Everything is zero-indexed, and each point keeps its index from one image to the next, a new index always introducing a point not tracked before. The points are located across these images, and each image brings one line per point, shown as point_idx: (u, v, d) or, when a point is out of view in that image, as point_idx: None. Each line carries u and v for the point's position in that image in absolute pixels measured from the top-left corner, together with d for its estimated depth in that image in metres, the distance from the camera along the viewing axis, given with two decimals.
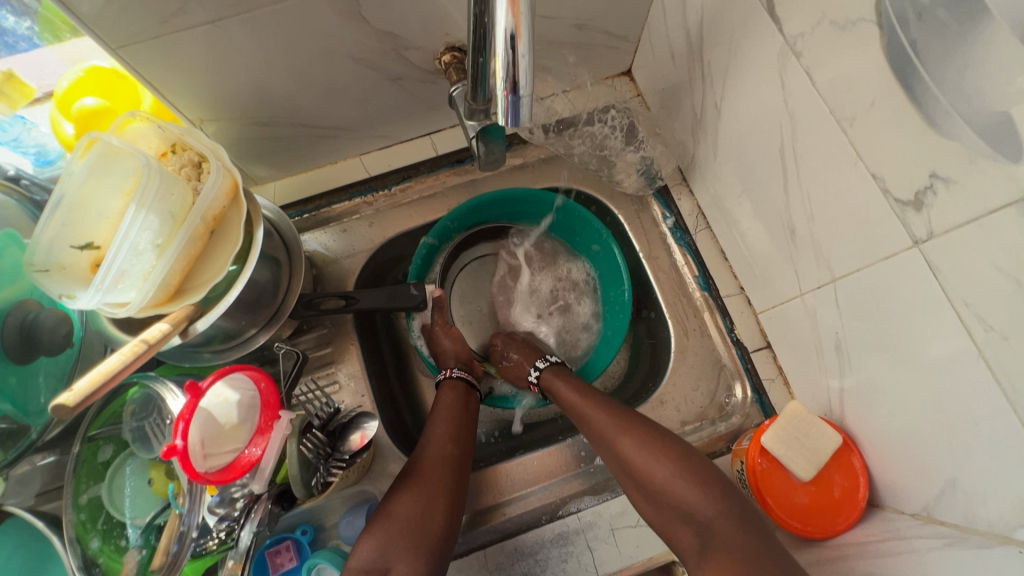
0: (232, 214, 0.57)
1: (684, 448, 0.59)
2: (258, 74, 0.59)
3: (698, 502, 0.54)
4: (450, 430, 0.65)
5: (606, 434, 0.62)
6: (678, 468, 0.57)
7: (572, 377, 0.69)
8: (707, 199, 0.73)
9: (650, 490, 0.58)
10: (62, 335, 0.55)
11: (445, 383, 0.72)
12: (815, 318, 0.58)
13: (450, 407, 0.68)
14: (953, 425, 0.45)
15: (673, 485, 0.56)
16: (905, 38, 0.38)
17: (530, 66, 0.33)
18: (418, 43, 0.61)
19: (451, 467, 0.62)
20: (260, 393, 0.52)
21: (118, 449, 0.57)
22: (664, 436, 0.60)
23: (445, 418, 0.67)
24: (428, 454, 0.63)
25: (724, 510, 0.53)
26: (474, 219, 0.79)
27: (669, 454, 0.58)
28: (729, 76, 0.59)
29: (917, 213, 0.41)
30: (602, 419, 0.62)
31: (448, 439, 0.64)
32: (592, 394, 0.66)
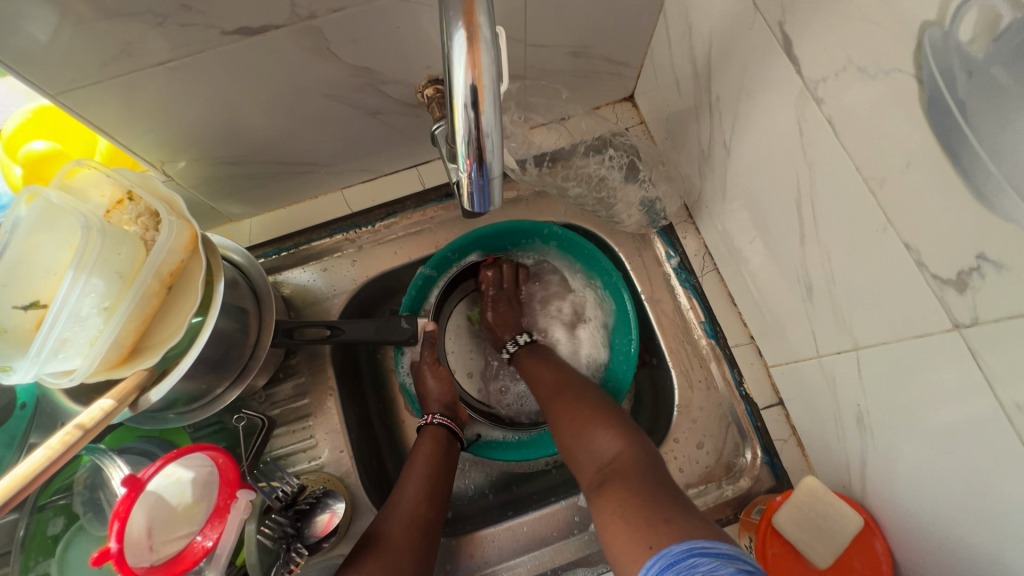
0: (192, 266, 0.52)
1: (623, 415, 0.57)
2: (222, 112, 0.54)
3: (605, 457, 0.52)
4: (424, 487, 0.58)
5: (551, 399, 0.62)
6: (607, 425, 0.55)
7: (546, 355, 0.70)
8: (715, 239, 0.68)
9: (574, 430, 0.56)
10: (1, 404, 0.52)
11: (427, 430, 0.64)
12: (833, 384, 0.53)
13: (427, 459, 0.61)
14: (995, 531, 0.39)
15: (597, 437, 0.54)
16: (950, 97, 0.32)
17: (500, 140, 0.28)
18: (397, 77, 0.56)
19: (423, 532, 0.55)
20: (218, 469, 0.48)
21: (69, 521, 0.53)
22: (612, 406, 0.59)
23: (420, 470, 0.60)
24: (398, 516, 0.56)
25: (633, 453, 0.51)
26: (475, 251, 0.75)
27: (606, 417, 0.56)
28: (739, 114, 0.54)
29: (959, 294, 0.35)
30: (548, 390, 0.63)
31: (422, 499, 0.57)
32: (563, 368, 0.67)
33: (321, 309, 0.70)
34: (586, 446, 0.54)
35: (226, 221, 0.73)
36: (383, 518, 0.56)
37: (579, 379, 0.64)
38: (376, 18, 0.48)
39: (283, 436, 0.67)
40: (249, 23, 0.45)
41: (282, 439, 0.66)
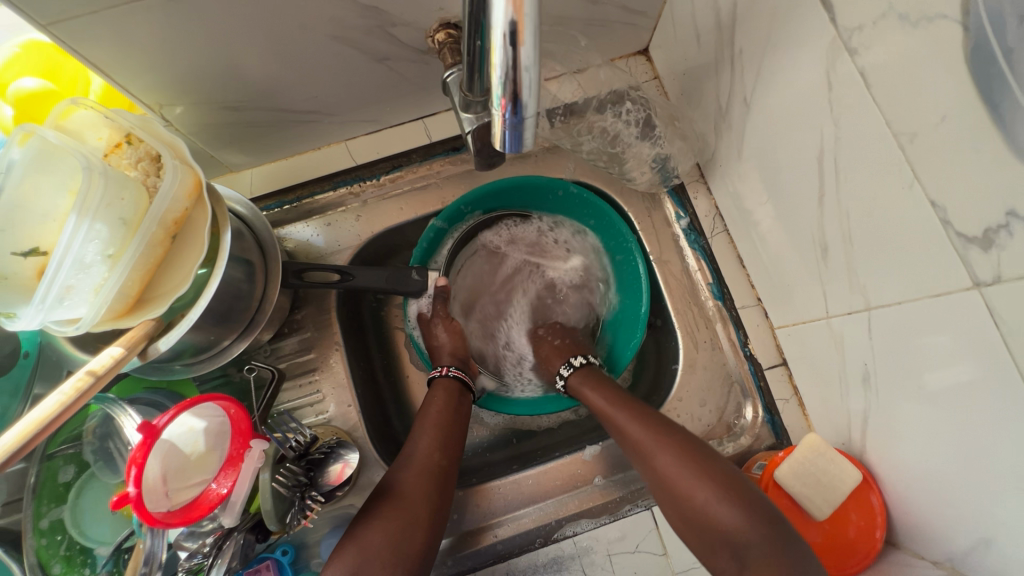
0: (196, 215, 0.51)
1: (722, 465, 0.53)
2: (224, 51, 0.51)
3: (733, 525, 0.49)
4: (437, 438, 0.60)
5: (640, 443, 0.56)
6: (717, 492, 0.50)
7: (603, 381, 0.65)
8: (727, 201, 0.67)
9: (689, 517, 0.52)
10: (4, 354, 0.51)
11: (438, 384, 0.66)
12: (841, 344, 0.53)
13: (439, 412, 0.63)
14: (992, 484, 0.40)
15: (712, 507, 0.50)
16: (997, 45, 0.31)
17: (538, 78, 0.27)
18: (407, 19, 0.53)
19: (436, 478, 0.57)
20: (230, 419, 0.48)
21: (80, 469, 0.53)
22: (702, 451, 0.54)
23: (433, 422, 0.61)
24: (413, 464, 0.57)
25: (759, 529, 0.48)
26: (488, 206, 0.74)
27: (711, 471, 0.52)
28: (763, 67, 0.52)
29: (983, 253, 0.35)
30: (629, 423, 0.57)
31: (435, 448, 0.59)
32: (620, 399, 0.61)
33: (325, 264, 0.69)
34: (703, 522, 0.51)
35: (225, 172, 0.71)
36: (398, 467, 0.57)
37: (647, 409, 0.59)
38: None
39: (289, 391, 0.67)
40: None
41: (289, 394, 0.66)
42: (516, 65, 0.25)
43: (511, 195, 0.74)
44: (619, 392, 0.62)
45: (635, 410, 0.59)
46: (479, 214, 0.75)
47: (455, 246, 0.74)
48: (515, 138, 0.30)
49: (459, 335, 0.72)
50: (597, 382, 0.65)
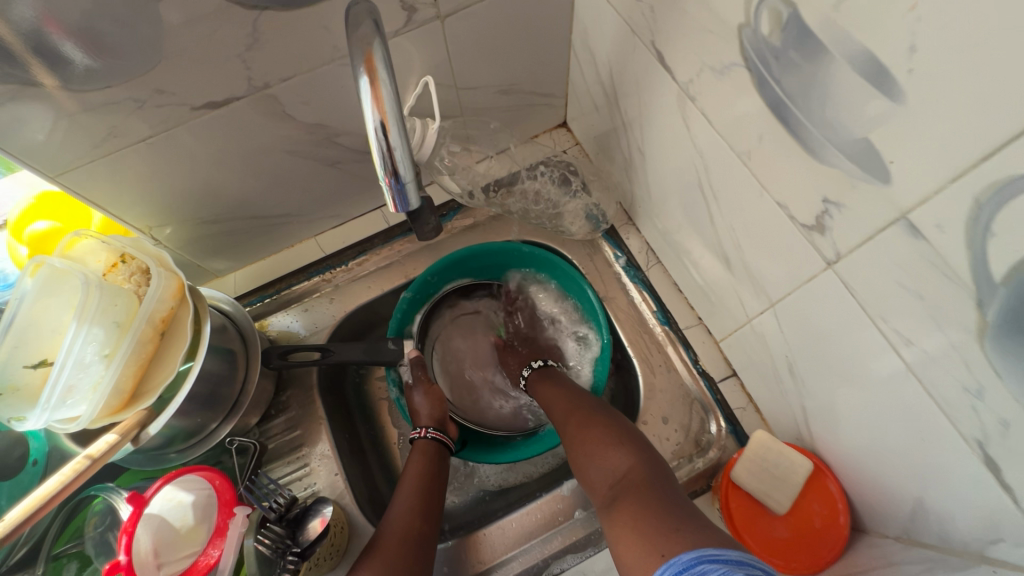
0: (181, 311, 0.59)
1: (620, 427, 0.60)
2: (200, 181, 0.61)
3: (624, 472, 0.54)
4: (414, 503, 0.62)
5: (562, 414, 0.66)
6: (612, 438, 0.58)
7: (546, 373, 0.74)
8: (655, 236, 0.74)
9: (582, 471, 0.59)
10: (15, 458, 0.56)
11: (414, 453, 0.68)
12: (766, 342, 0.58)
13: (417, 474, 0.65)
14: (913, 446, 0.43)
15: (605, 455, 0.57)
16: (770, 78, 0.39)
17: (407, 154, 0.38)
18: (349, 129, 0.64)
19: (418, 543, 0.57)
20: (216, 491, 0.52)
21: (82, 565, 0.56)
22: (614, 416, 0.62)
23: (411, 487, 0.64)
24: (391, 531, 0.58)
25: (644, 464, 0.54)
26: (455, 271, 0.81)
27: (609, 430, 0.60)
28: (644, 121, 0.62)
29: (822, 236, 0.42)
30: (555, 402, 0.68)
31: (415, 514, 0.60)
32: (561, 381, 0.71)
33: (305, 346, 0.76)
34: (595, 470, 0.57)
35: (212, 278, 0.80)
36: (378, 533, 0.59)
37: (583, 393, 0.68)
38: (322, 83, 0.56)
39: (278, 469, 0.71)
40: (213, 98, 0.52)
41: (278, 472, 0.70)
42: (388, 152, 0.37)
43: (481, 258, 0.81)
44: (561, 380, 0.72)
45: (565, 392, 0.69)
46: (447, 279, 0.82)
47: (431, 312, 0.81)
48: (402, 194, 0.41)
49: (438, 400, 0.73)
50: (544, 376, 0.73)
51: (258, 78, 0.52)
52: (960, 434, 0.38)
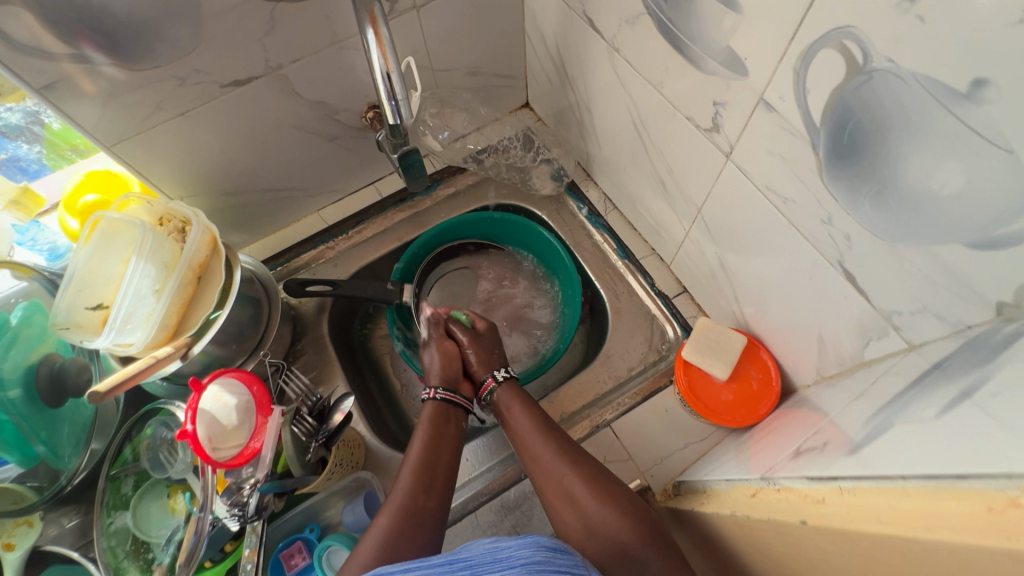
0: (214, 260, 0.70)
1: (615, 482, 0.59)
2: (223, 154, 0.73)
3: (635, 537, 0.53)
4: (421, 480, 0.60)
5: (551, 463, 0.61)
6: (620, 503, 0.56)
7: (524, 398, 0.69)
8: (610, 186, 0.88)
9: (585, 531, 0.56)
10: (83, 377, 0.65)
11: (429, 411, 0.67)
12: (702, 247, 0.71)
13: (421, 452, 0.62)
14: (806, 292, 0.56)
15: (614, 522, 0.55)
16: (664, 17, 0.53)
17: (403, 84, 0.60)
18: (346, 107, 0.77)
19: (423, 518, 0.57)
20: (254, 395, 0.61)
21: (138, 480, 0.66)
22: (608, 477, 0.59)
23: (421, 472, 0.60)
24: (396, 507, 0.57)
25: (664, 547, 0.52)
26: (439, 243, 0.91)
27: (615, 492, 0.57)
28: (588, 82, 0.76)
29: (718, 134, 0.55)
30: (544, 444, 0.62)
31: (420, 491, 0.59)
32: (545, 423, 0.64)
33: (315, 302, 0.87)
34: (600, 538, 0.54)
35: None
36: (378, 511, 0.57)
37: (570, 442, 0.62)
38: (324, 64, 0.69)
39: None
40: (238, 77, 0.65)
41: None
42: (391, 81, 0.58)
43: (462, 228, 0.91)
44: (545, 420, 0.65)
45: (550, 435, 0.63)
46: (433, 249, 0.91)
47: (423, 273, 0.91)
48: (396, 108, 0.60)
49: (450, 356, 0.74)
50: (529, 407, 0.67)
51: (274, 60, 0.65)
52: (827, 262, 0.50)
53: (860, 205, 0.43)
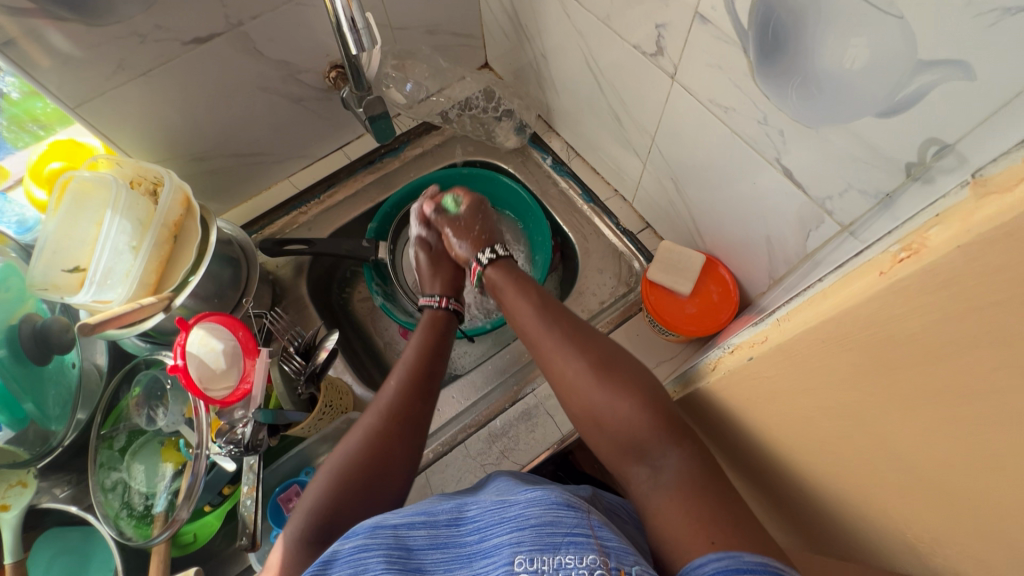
0: (189, 220, 0.71)
1: (631, 368, 0.55)
2: (189, 117, 0.74)
3: (642, 424, 0.50)
4: (412, 380, 0.59)
5: (557, 355, 0.57)
6: (635, 394, 0.52)
7: (522, 282, 0.66)
8: (571, 134, 0.92)
9: (597, 421, 0.53)
10: (67, 338, 0.66)
11: (427, 316, 0.69)
12: (659, 177, 0.75)
13: (416, 354, 0.62)
14: (752, 198, 0.61)
15: (630, 415, 0.51)
16: None
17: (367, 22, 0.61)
18: (308, 66, 0.79)
19: (413, 422, 0.56)
20: (240, 339, 0.64)
21: (130, 437, 0.68)
22: (625, 365, 0.55)
23: (414, 367, 0.60)
24: (385, 408, 0.56)
25: (683, 439, 0.48)
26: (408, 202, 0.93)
27: (631, 384, 0.53)
28: (541, 29, 0.79)
29: (662, 56, 0.60)
30: (550, 333, 0.59)
31: (415, 398, 0.58)
32: (549, 307, 0.62)
33: (292, 264, 0.88)
34: (614, 432, 0.52)
35: None
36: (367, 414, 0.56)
37: (578, 328, 0.59)
38: (283, 21, 0.71)
39: None
40: (198, 34, 0.66)
41: None
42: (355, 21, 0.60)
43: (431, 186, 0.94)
44: (548, 307, 0.61)
45: (552, 326, 0.59)
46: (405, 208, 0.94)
47: (399, 231, 0.91)
48: (358, 38, 0.61)
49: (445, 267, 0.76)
50: (521, 287, 0.65)
51: (233, 16, 0.67)
52: (767, 162, 0.55)
53: (788, 97, 0.47)
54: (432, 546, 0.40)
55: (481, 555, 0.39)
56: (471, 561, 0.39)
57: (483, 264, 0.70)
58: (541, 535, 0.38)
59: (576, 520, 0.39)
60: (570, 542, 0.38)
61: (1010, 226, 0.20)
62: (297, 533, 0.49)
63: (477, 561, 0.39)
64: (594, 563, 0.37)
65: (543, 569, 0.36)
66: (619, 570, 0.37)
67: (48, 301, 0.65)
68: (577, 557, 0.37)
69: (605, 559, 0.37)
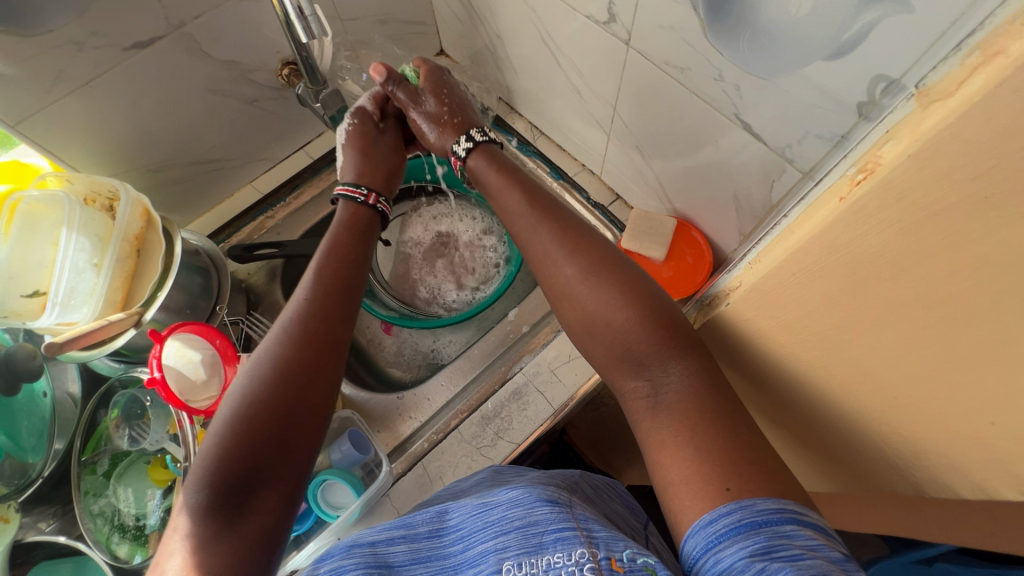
0: (150, 233, 0.69)
1: (631, 271, 0.51)
2: (139, 126, 0.71)
3: (635, 329, 0.47)
4: (321, 304, 0.53)
5: (550, 259, 0.53)
6: (632, 302, 0.48)
7: (514, 176, 0.61)
8: (533, 113, 0.91)
9: (589, 330, 0.50)
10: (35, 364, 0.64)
11: (343, 213, 0.64)
12: (624, 147, 0.76)
13: (327, 274, 0.55)
14: (714, 157, 0.62)
15: (623, 324, 0.47)
16: None
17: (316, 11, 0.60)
18: (258, 65, 0.77)
19: (327, 352, 0.51)
20: (217, 348, 0.63)
21: (113, 461, 0.66)
22: (622, 269, 0.50)
23: (325, 287, 0.54)
24: (296, 336, 0.50)
25: (679, 350, 0.46)
26: None
27: (629, 289, 0.49)
28: (493, 8, 0.79)
29: (614, 23, 0.60)
30: (545, 233, 0.54)
31: (324, 319, 0.52)
32: (541, 209, 0.56)
33: (264, 270, 0.86)
34: (606, 343, 0.49)
35: None
36: (274, 342, 0.50)
37: (572, 228, 0.54)
38: (228, 19, 0.69)
39: None
40: (139, 38, 0.64)
41: None
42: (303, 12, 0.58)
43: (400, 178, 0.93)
44: (539, 207, 0.56)
45: (546, 224, 0.55)
46: None
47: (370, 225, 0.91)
48: (306, 26, 0.59)
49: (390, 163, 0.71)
50: (508, 177, 0.61)
51: (174, 17, 0.64)
52: (726, 118, 0.56)
53: (740, 50, 0.48)
54: (412, 561, 0.39)
55: (468, 564, 0.38)
56: (460, 572, 0.38)
57: (460, 156, 0.65)
58: (526, 537, 0.37)
59: (559, 515, 0.37)
60: (555, 539, 0.36)
61: (949, 132, 0.24)
62: (200, 469, 0.42)
63: (465, 571, 0.37)
64: (582, 557, 0.34)
65: (530, 572, 0.35)
66: (609, 560, 0.34)
67: (9, 331, 0.63)
68: (565, 554, 0.35)
69: (593, 550, 0.35)
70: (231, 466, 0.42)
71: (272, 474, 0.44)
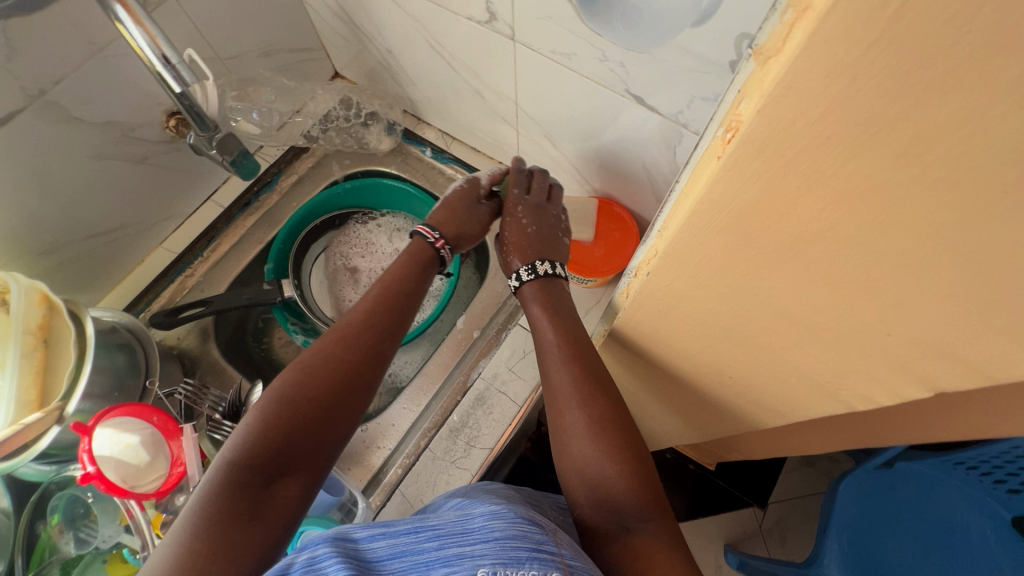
0: (56, 318, 0.63)
1: (625, 420, 0.51)
2: (19, 210, 0.66)
3: (614, 471, 0.48)
4: (371, 317, 0.57)
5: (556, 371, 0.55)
6: (611, 443, 0.49)
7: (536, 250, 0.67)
8: (440, 120, 0.91)
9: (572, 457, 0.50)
10: None
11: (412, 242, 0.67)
12: (533, 138, 0.77)
13: (397, 276, 0.62)
14: (617, 133, 0.64)
15: (602, 461, 0.48)
16: None
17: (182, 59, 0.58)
18: (140, 121, 0.73)
19: (342, 375, 0.52)
20: (156, 424, 0.59)
21: (64, 570, 0.61)
22: (612, 407, 0.51)
23: (379, 302, 0.58)
24: (314, 367, 0.51)
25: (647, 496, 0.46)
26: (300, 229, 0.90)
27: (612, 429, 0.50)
28: (377, 24, 0.78)
29: (496, 20, 0.61)
30: (552, 330, 0.57)
31: (344, 343, 0.54)
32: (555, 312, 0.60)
33: (195, 332, 0.82)
34: (583, 472, 0.49)
35: None
36: (296, 366, 0.52)
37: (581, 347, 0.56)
38: (95, 79, 0.65)
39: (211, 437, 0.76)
40: None
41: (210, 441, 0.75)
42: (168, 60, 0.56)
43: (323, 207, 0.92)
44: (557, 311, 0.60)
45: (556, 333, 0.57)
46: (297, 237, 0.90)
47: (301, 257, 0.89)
48: (177, 74, 0.57)
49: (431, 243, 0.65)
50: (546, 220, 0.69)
51: (31, 86, 0.60)
52: (618, 95, 0.58)
53: (616, 30, 0.50)
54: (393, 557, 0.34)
55: (441, 562, 0.33)
56: (431, 570, 0.33)
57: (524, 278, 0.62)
58: (503, 547, 0.33)
59: (537, 535, 0.34)
60: (533, 556, 0.32)
61: (784, 82, 0.21)
62: (231, 458, 0.46)
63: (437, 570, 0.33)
64: None
65: None
66: None
67: None
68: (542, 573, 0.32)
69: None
70: (238, 467, 0.45)
71: (295, 469, 0.47)
